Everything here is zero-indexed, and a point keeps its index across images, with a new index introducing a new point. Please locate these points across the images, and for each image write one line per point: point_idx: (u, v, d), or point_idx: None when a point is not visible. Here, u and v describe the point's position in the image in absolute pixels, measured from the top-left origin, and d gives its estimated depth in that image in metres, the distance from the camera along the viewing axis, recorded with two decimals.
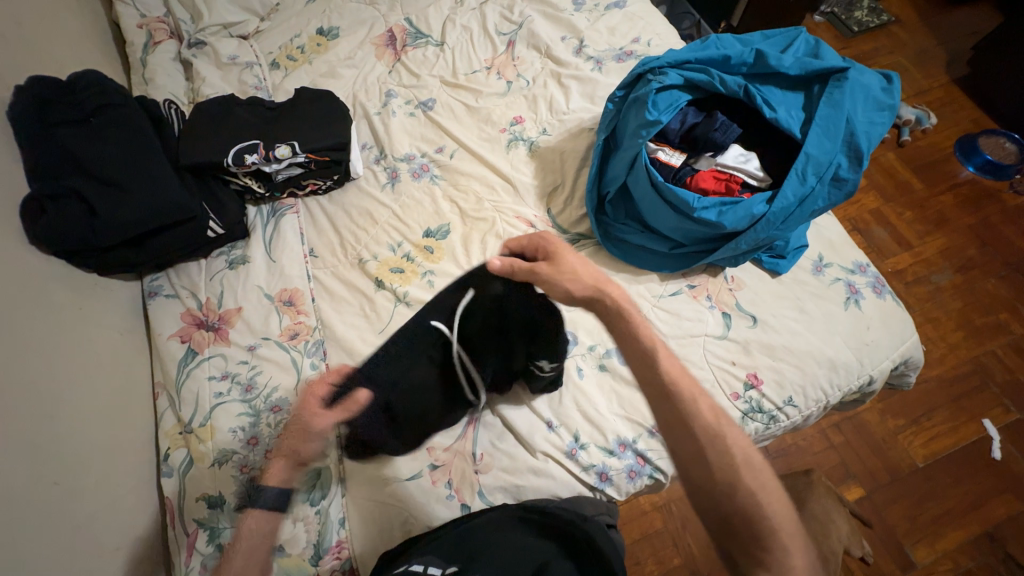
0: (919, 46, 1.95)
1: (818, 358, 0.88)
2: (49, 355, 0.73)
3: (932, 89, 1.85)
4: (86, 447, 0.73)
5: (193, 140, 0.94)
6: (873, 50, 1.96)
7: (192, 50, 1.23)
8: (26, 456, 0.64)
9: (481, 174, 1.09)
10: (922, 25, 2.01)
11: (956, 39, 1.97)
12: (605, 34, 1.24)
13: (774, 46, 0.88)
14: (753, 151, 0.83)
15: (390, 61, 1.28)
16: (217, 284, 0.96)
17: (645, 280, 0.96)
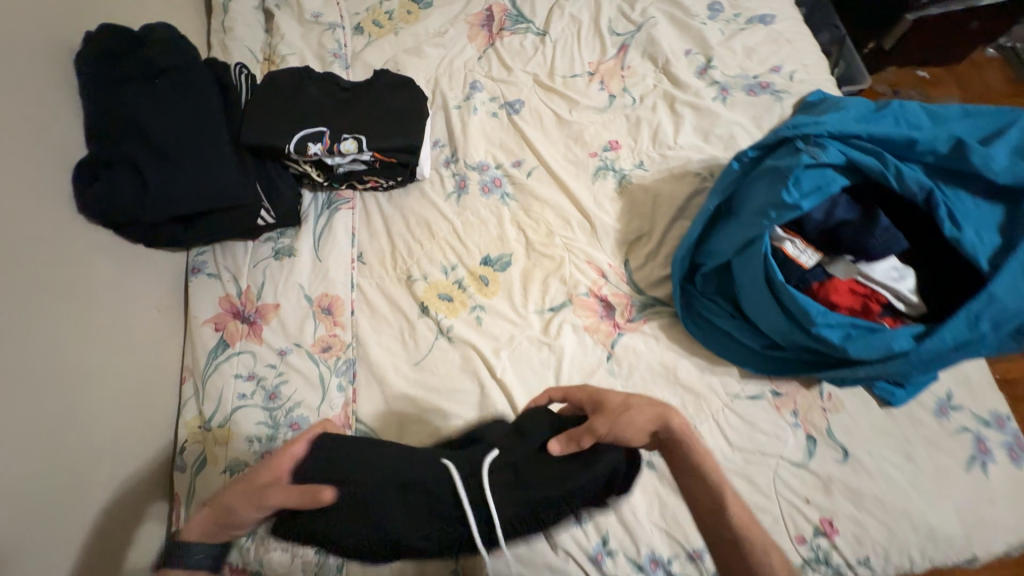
0: None
1: (915, 522, 0.72)
2: (81, 336, 0.70)
3: None
4: (106, 435, 0.71)
5: (258, 115, 0.86)
6: None
7: (276, 0, 1.13)
8: (45, 447, 0.62)
9: (558, 202, 0.96)
10: None
11: None
12: (738, 56, 1.04)
13: (976, 130, 0.68)
14: (910, 266, 0.65)
15: (482, 44, 1.13)
16: (259, 273, 0.90)
17: (721, 372, 0.83)
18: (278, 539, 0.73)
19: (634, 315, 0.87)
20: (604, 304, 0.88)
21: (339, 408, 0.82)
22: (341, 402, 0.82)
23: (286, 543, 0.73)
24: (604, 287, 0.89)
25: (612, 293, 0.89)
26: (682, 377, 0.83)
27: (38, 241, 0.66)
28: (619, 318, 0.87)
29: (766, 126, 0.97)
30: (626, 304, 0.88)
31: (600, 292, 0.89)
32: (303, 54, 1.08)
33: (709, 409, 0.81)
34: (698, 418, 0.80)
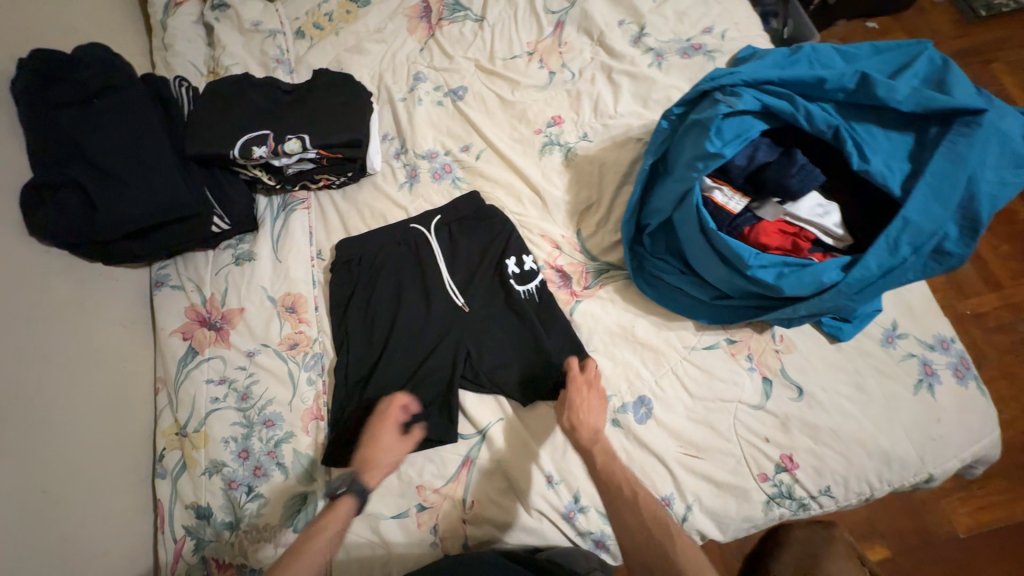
0: None
1: (869, 448, 0.76)
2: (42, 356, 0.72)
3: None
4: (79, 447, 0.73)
5: (199, 125, 0.88)
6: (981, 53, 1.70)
7: (215, 13, 1.13)
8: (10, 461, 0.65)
9: (508, 182, 0.98)
10: None
11: None
12: (671, 21, 1.06)
13: (886, 64, 0.71)
14: (834, 202, 0.68)
15: (423, 36, 1.15)
16: (222, 280, 0.92)
17: (678, 326, 0.86)
18: (261, 532, 0.76)
19: (590, 282, 0.90)
20: (561, 274, 0.91)
21: (311, 402, 0.84)
22: (312, 396, 0.84)
23: (269, 535, 0.76)
24: (559, 258, 0.92)
25: (568, 263, 0.91)
26: (640, 335, 0.86)
27: None
28: (576, 287, 0.90)
29: None
30: (581, 272, 0.91)
31: (555, 263, 0.92)
32: (247, 63, 1.10)
33: (667, 363, 0.84)
34: (658, 373, 0.83)
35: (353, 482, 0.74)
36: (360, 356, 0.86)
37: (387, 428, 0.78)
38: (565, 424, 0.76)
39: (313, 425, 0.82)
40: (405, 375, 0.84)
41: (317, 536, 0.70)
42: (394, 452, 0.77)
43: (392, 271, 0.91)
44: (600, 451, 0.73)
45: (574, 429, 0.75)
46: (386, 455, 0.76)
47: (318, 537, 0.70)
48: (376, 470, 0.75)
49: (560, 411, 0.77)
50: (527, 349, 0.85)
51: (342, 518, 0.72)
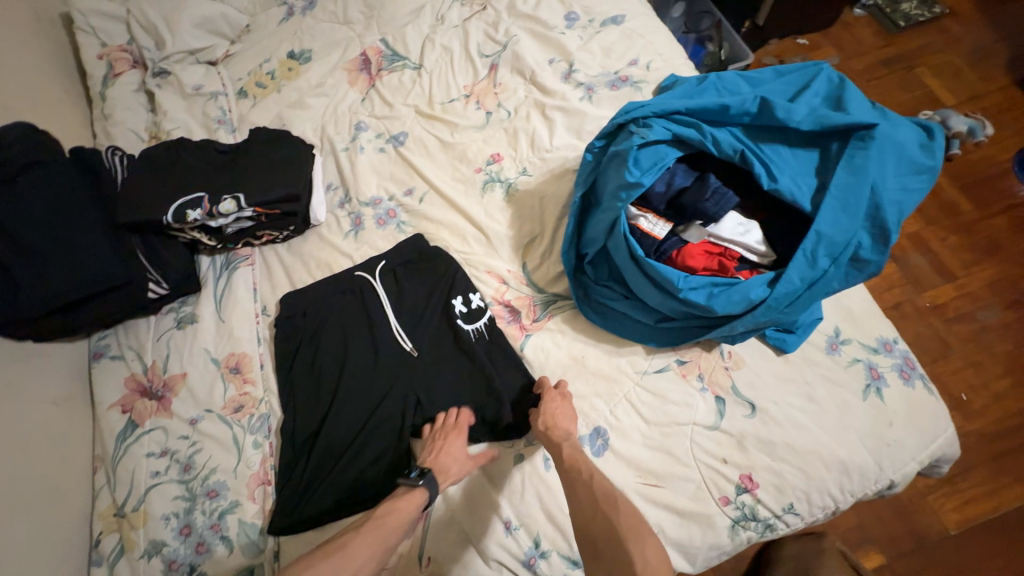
0: (959, 54, 1.82)
1: (826, 459, 0.75)
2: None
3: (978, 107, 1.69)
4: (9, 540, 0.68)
5: (131, 194, 0.87)
6: (906, 61, 1.81)
7: (156, 80, 1.15)
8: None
9: (452, 222, 0.99)
10: (968, 32, 1.87)
11: (991, 52, 1.82)
12: (599, 56, 1.11)
13: (788, 86, 0.74)
14: (754, 220, 0.69)
15: (364, 87, 1.18)
16: (163, 346, 0.90)
17: (629, 352, 0.85)
18: None
19: (538, 314, 0.90)
20: (509, 309, 0.90)
21: (257, 467, 0.80)
22: (258, 460, 0.81)
23: None
24: (507, 293, 0.92)
25: (515, 297, 0.91)
26: (591, 364, 0.85)
27: None
28: (525, 320, 0.89)
29: None
30: (529, 305, 0.91)
31: (503, 298, 0.91)
32: (188, 126, 1.11)
33: (620, 391, 0.83)
34: (612, 402, 0.82)
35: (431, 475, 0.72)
36: (309, 413, 0.83)
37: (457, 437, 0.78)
38: (539, 426, 0.75)
39: (260, 491, 0.79)
40: (354, 429, 0.81)
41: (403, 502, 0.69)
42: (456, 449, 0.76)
43: (338, 320, 0.89)
44: (568, 446, 0.72)
45: (549, 428, 0.74)
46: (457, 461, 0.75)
47: (399, 506, 0.68)
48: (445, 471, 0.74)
49: (534, 418, 0.77)
50: (481, 390, 0.83)
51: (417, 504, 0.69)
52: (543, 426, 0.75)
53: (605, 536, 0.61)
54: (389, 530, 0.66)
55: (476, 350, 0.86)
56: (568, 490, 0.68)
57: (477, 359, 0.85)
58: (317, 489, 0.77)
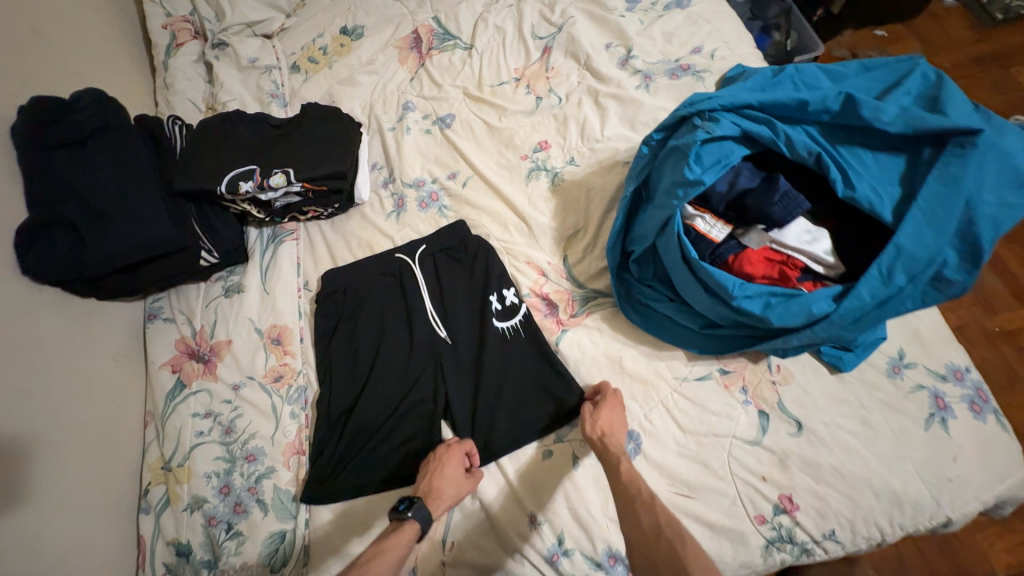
0: None
1: (876, 489, 0.70)
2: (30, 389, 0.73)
3: None
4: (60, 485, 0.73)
5: (187, 163, 0.90)
6: (1000, 57, 1.64)
7: (215, 52, 1.18)
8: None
9: (494, 209, 0.97)
10: None
11: None
12: (659, 42, 1.05)
13: (875, 83, 0.68)
14: (823, 227, 0.64)
15: (414, 66, 1.16)
16: (212, 312, 0.93)
17: (668, 356, 0.82)
18: (237, 571, 0.75)
19: (576, 310, 0.88)
20: (547, 302, 0.89)
21: (293, 436, 0.83)
22: (294, 430, 0.83)
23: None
24: (545, 285, 0.90)
25: (554, 290, 0.89)
26: (628, 366, 0.82)
27: None
28: (562, 315, 0.88)
29: None
30: (568, 299, 0.89)
31: (541, 290, 0.90)
32: (243, 99, 1.13)
33: (657, 397, 0.80)
34: (647, 407, 0.80)
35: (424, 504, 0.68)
36: (344, 389, 0.85)
37: (455, 457, 0.75)
38: (594, 433, 0.72)
39: (294, 460, 0.81)
40: (387, 411, 0.82)
41: (385, 547, 0.64)
42: (459, 486, 0.72)
43: (375, 301, 0.90)
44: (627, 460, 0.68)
45: (605, 438, 0.71)
46: (456, 484, 0.73)
47: (385, 547, 0.64)
48: (441, 501, 0.70)
49: (589, 420, 0.74)
50: (514, 385, 0.83)
51: (407, 542, 0.65)
52: (597, 434, 0.72)
53: (670, 563, 0.56)
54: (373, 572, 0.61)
55: (512, 345, 0.85)
56: (626, 505, 0.64)
57: (513, 352, 0.85)
58: (349, 462, 0.79)
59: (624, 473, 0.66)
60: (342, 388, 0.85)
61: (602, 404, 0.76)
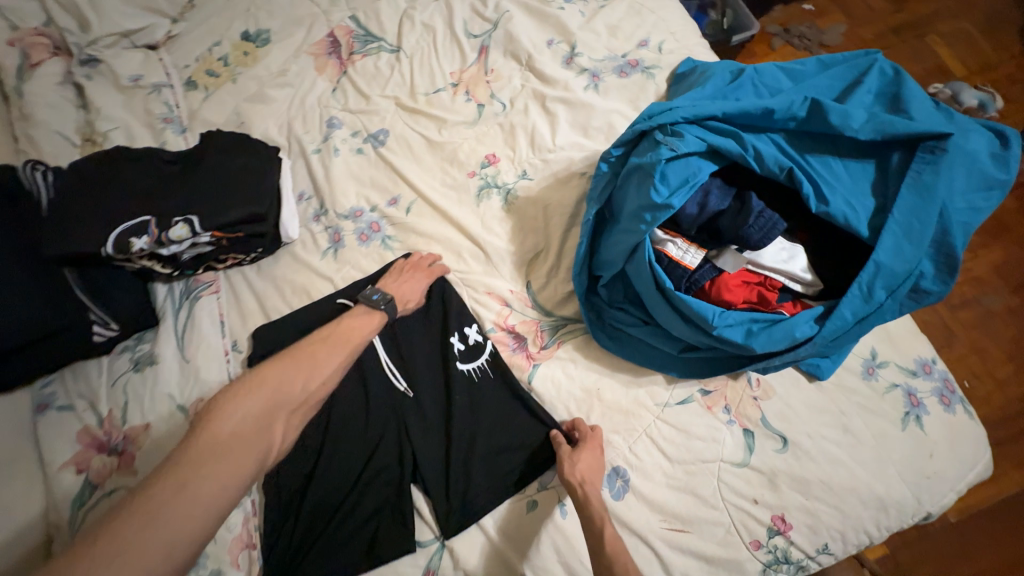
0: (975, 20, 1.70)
1: (863, 497, 0.69)
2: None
3: (991, 80, 1.60)
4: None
5: (59, 223, 0.72)
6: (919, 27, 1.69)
7: (85, 70, 0.98)
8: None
9: (445, 235, 0.88)
10: None
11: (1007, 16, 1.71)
12: (603, 36, 0.97)
13: (835, 81, 0.64)
14: (798, 242, 0.61)
15: (334, 74, 1.02)
16: (120, 392, 0.78)
17: (648, 382, 0.78)
18: None
19: (546, 341, 0.81)
20: (514, 335, 0.81)
21: (239, 529, 0.71)
22: (240, 521, 0.72)
23: None
24: (510, 317, 0.82)
25: (520, 322, 0.82)
26: (607, 397, 0.77)
27: None
28: (531, 348, 0.80)
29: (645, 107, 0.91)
30: (536, 330, 0.82)
31: (507, 323, 0.82)
32: (129, 126, 0.95)
33: (641, 426, 0.75)
34: (632, 439, 0.75)
35: (393, 302, 0.77)
36: (293, 466, 0.74)
37: (417, 271, 0.83)
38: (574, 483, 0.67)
39: (244, 556, 0.70)
40: (349, 482, 0.73)
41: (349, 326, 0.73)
42: (416, 283, 0.81)
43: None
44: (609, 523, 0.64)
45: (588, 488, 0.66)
46: (418, 294, 0.81)
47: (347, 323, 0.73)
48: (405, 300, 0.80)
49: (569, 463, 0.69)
50: (489, 433, 0.75)
51: (375, 325, 0.75)
52: (578, 482, 0.67)
53: None
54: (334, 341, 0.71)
55: (481, 390, 0.77)
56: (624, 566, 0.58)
57: (481, 397, 0.77)
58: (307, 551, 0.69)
59: (608, 541, 0.62)
60: (291, 465, 0.74)
61: (582, 443, 0.71)
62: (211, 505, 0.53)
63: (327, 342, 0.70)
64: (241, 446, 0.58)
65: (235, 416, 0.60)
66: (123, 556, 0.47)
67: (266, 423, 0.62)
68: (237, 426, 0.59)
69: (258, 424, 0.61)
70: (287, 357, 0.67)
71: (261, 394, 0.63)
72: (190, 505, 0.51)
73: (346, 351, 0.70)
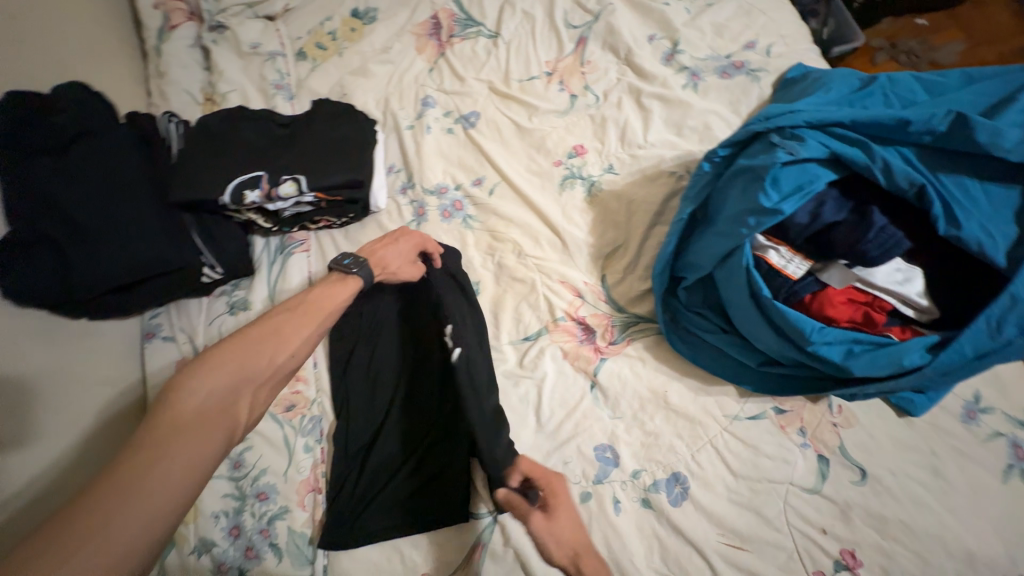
0: None
1: (950, 548, 0.63)
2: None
3: None
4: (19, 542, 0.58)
5: (186, 170, 0.80)
6: None
7: (213, 35, 1.07)
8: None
9: (524, 220, 0.89)
10: None
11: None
12: (708, 35, 0.95)
13: (982, 96, 0.59)
14: (916, 265, 0.57)
15: (433, 55, 1.06)
16: (215, 331, 0.84)
17: (717, 392, 0.76)
18: None
19: (616, 337, 0.81)
20: (583, 327, 0.81)
21: (308, 472, 0.76)
22: (309, 465, 0.76)
23: None
24: (581, 308, 0.82)
25: (591, 314, 0.82)
26: (674, 402, 0.76)
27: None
28: (600, 341, 0.81)
29: (745, 110, 0.88)
30: (606, 325, 0.81)
31: (577, 314, 0.82)
32: (245, 90, 1.03)
33: (706, 436, 0.73)
34: (695, 447, 0.73)
35: (365, 265, 0.77)
36: (366, 421, 0.78)
37: (408, 242, 0.82)
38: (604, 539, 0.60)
39: (310, 497, 0.75)
40: (410, 447, 0.76)
41: (318, 294, 0.72)
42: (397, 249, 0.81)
43: (392, 331, 0.84)
44: None
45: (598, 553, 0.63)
46: (398, 261, 0.80)
47: (317, 292, 0.73)
48: (383, 264, 0.79)
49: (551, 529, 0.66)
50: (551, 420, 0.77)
51: (349, 293, 0.74)
52: (567, 556, 0.65)
53: None
54: (305, 309, 0.69)
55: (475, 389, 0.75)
56: None
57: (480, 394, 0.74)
58: (371, 502, 0.73)
59: None
60: (364, 421, 0.78)
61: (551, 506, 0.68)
62: (184, 481, 0.50)
63: (297, 315, 0.68)
64: (210, 420, 0.55)
65: (200, 391, 0.56)
66: (95, 540, 0.45)
67: (234, 397, 0.58)
68: (204, 403, 0.56)
69: (227, 397, 0.58)
70: (254, 328, 0.65)
71: (227, 367, 0.59)
72: (159, 489, 0.48)
73: (315, 321, 0.68)
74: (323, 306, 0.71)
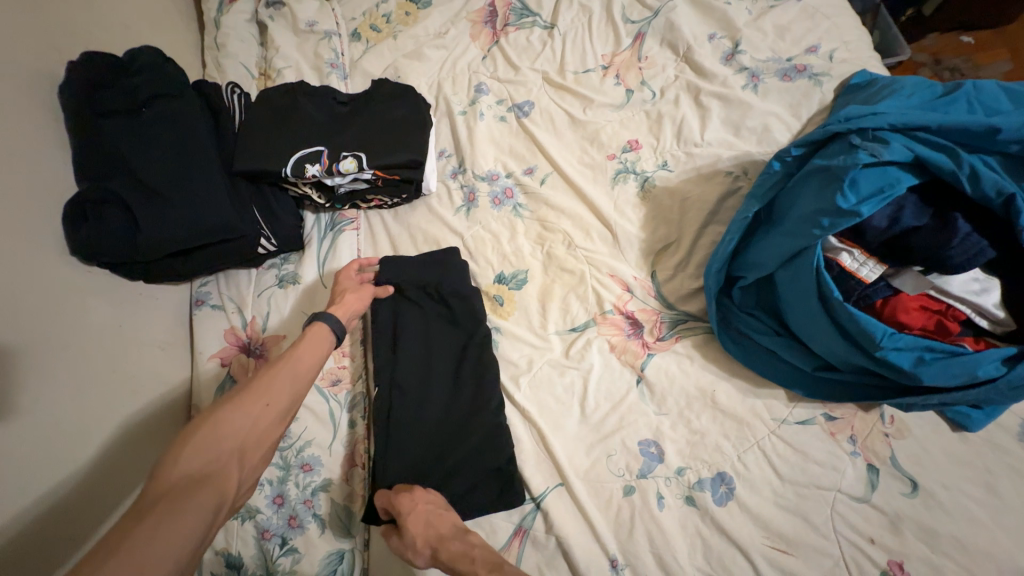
0: None
1: (1003, 566, 0.62)
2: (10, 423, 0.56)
3: None
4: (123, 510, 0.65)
5: (249, 142, 0.81)
6: None
7: (269, 11, 1.07)
8: (8, 531, 0.53)
9: (575, 211, 0.89)
10: None
11: None
12: (770, 37, 0.94)
13: None
14: (993, 276, 0.56)
15: (486, 43, 1.06)
16: (264, 303, 0.84)
17: (766, 394, 0.76)
18: None
19: (664, 333, 0.80)
20: (631, 321, 0.81)
21: (352, 447, 0.76)
22: (353, 440, 0.77)
23: None
24: (630, 302, 0.82)
25: (640, 309, 0.82)
26: (722, 401, 0.75)
27: (39, 282, 0.63)
28: (647, 337, 0.80)
29: (805, 114, 0.87)
30: (655, 321, 0.81)
31: (625, 308, 0.82)
32: (300, 66, 1.03)
33: (754, 437, 0.73)
34: (742, 448, 0.73)
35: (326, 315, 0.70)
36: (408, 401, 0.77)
37: (351, 276, 0.81)
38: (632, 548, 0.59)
39: (353, 472, 0.75)
40: (442, 436, 0.74)
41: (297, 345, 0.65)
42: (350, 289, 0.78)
43: (424, 318, 0.81)
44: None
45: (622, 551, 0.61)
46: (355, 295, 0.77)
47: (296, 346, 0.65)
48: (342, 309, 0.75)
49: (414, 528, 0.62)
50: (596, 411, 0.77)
51: (324, 341, 0.67)
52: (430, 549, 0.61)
53: None
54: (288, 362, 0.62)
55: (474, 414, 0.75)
56: None
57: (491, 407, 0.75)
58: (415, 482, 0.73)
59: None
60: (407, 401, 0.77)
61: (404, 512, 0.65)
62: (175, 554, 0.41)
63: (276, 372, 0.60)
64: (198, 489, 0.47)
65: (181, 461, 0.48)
66: None
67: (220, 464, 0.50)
68: (178, 481, 0.46)
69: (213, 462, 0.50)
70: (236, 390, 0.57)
71: (207, 431, 0.51)
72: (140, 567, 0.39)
73: (298, 375, 0.61)
74: (305, 358, 0.64)
